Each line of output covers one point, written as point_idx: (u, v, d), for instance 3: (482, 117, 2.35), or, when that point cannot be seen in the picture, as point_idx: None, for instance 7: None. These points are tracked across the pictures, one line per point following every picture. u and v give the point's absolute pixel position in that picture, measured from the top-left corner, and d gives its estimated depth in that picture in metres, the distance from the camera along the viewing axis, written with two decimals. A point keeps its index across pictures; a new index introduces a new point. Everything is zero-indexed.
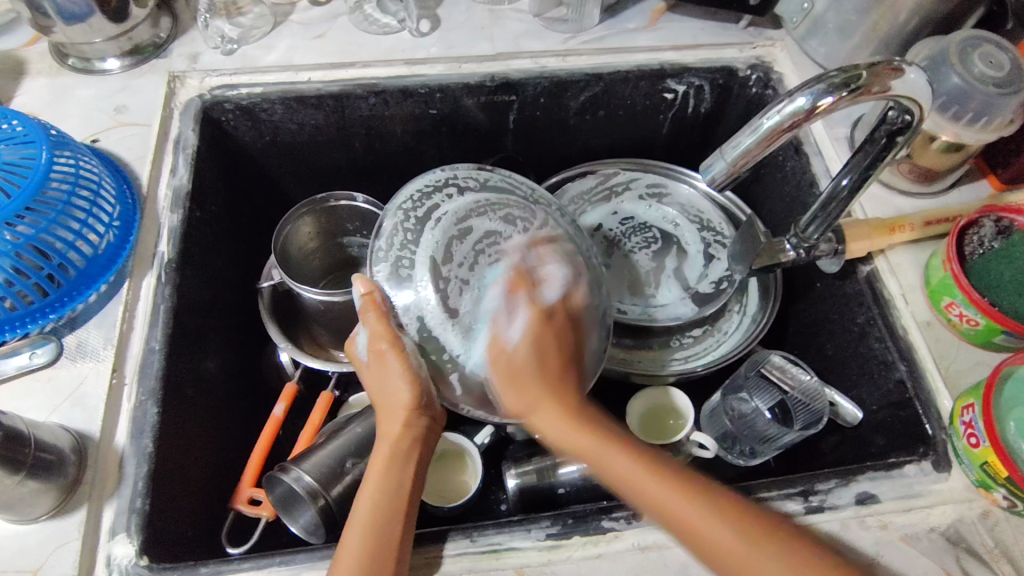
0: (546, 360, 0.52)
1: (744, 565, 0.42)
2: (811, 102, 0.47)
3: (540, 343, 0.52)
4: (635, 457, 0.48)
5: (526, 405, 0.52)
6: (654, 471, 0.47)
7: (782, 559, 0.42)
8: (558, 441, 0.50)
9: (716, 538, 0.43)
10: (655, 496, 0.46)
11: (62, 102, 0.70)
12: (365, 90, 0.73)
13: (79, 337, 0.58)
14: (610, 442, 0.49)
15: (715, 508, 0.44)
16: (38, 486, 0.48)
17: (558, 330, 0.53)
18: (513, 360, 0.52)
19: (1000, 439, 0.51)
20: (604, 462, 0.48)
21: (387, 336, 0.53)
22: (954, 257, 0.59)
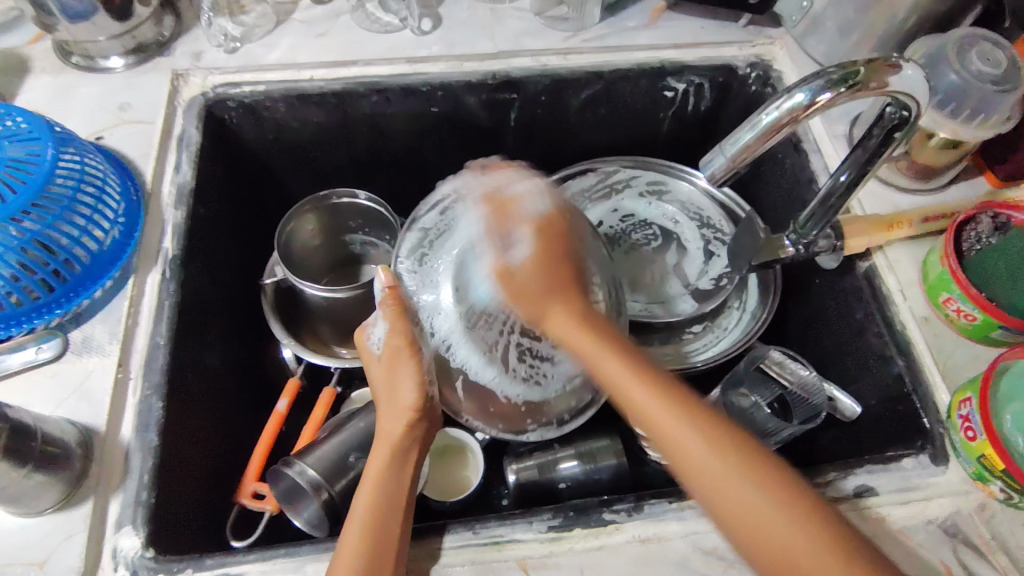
0: (555, 275, 0.54)
1: (710, 475, 0.43)
2: (810, 98, 0.47)
3: (542, 262, 0.54)
4: (632, 360, 0.49)
5: (535, 300, 0.54)
6: (643, 377, 0.48)
7: (748, 478, 0.43)
8: (566, 338, 0.52)
9: (687, 443, 0.45)
10: (642, 402, 0.47)
11: (66, 100, 0.71)
12: (367, 89, 0.73)
13: (83, 332, 0.59)
14: (609, 345, 0.50)
15: (692, 419, 0.45)
16: (45, 478, 0.49)
17: (558, 239, 0.56)
18: (518, 275, 0.54)
19: (996, 433, 0.51)
20: (599, 362, 0.50)
21: (402, 342, 0.56)
22: (952, 252, 0.59)
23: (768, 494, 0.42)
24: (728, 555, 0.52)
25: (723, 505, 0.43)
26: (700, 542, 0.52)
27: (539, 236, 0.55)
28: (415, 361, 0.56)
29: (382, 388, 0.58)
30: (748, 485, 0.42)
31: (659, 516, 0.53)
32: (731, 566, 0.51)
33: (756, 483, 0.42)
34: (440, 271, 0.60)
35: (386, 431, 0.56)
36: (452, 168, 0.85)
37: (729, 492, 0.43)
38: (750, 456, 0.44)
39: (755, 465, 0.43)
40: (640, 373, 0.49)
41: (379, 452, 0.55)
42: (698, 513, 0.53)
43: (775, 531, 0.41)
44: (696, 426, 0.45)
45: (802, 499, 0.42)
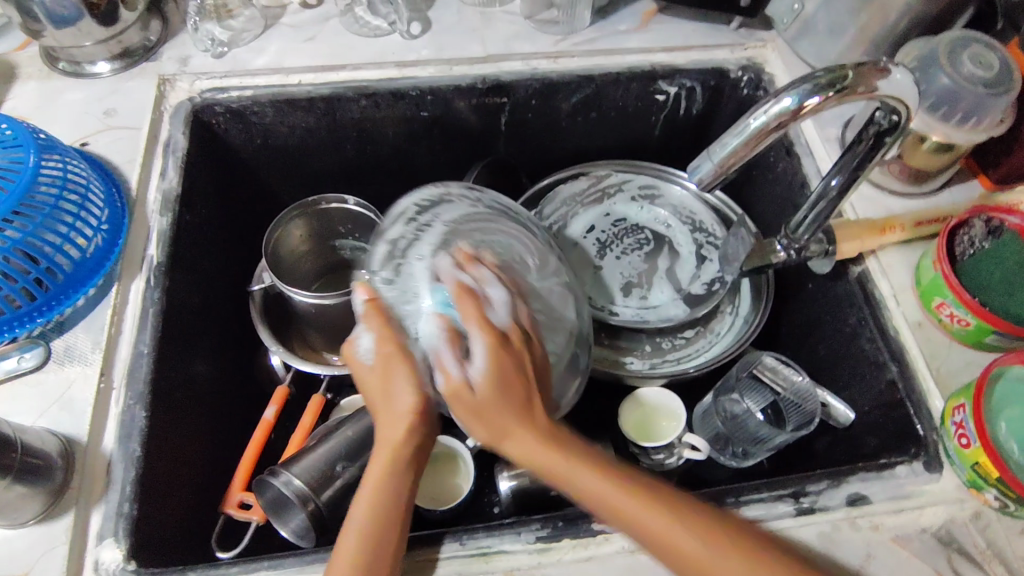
0: (506, 382, 0.49)
1: (720, 575, 0.43)
2: (798, 102, 0.47)
3: (502, 369, 0.49)
4: (600, 463, 0.47)
5: (494, 408, 0.48)
6: (622, 484, 0.46)
7: (753, 565, 0.43)
8: (529, 459, 0.47)
9: (683, 545, 0.44)
10: (629, 513, 0.45)
11: (51, 106, 0.70)
12: (355, 93, 0.73)
13: (66, 341, 0.58)
14: (578, 455, 0.47)
15: (681, 517, 0.45)
16: (25, 490, 0.48)
17: (515, 350, 0.50)
18: (479, 390, 0.48)
19: (990, 440, 0.51)
20: (574, 479, 0.47)
21: (394, 348, 0.52)
22: (944, 257, 0.58)
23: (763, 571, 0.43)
24: None
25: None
26: None
27: (489, 357, 0.49)
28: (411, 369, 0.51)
29: (376, 392, 0.53)
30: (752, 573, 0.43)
31: None
32: None
33: (760, 569, 0.43)
34: (423, 274, 0.54)
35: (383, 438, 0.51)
36: (442, 172, 0.85)
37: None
38: (747, 547, 0.44)
39: (751, 553, 0.44)
40: (610, 480, 0.46)
41: (379, 460, 0.51)
42: None
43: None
44: (683, 521, 0.45)
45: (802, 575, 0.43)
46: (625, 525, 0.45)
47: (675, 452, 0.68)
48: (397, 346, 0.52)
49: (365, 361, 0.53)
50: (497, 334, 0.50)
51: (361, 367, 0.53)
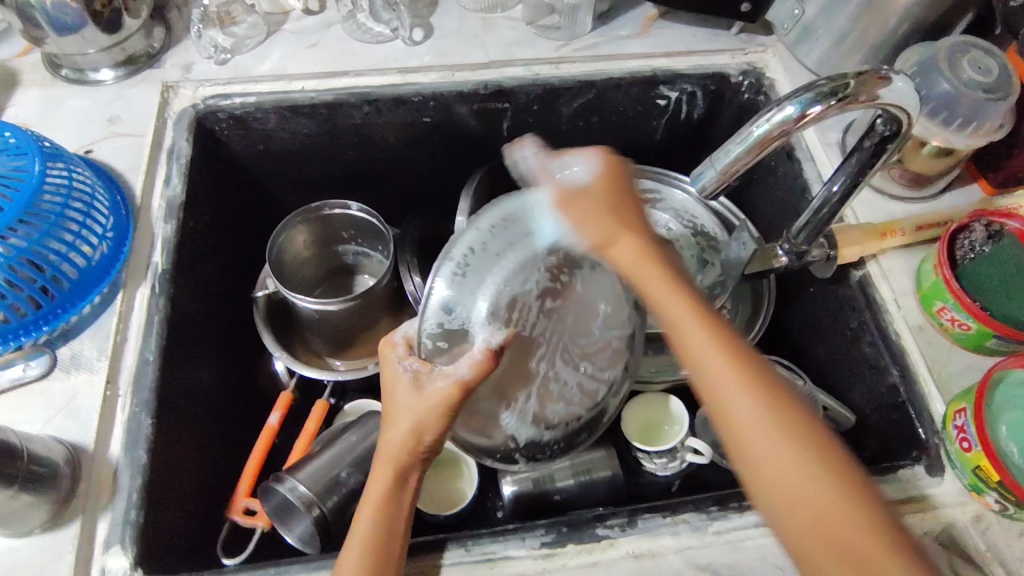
0: (615, 207, 0.49)
1: (762, 440, 0.40)
2: (800, 110, 0.47)
3: (603, 199, 0.49)
4: (693, 301, 0.45)
5: (605, 230, 0.48)
6: (705, 320, 0.44)
7: (804, 452, 0.39)
8: (626, 268, 0.47)
9: (736, 403, 0.41)
10: (693, 348, 0.43)
11: (55, 113, 0.70)
12: (358, 99, 0.73)
13: (72, 349, 0.58)
14: (664, 275, 0.46)
15: (755, 385, 0.41)
16: (33, 498, 0.48)
17: (613, 186, 0.50)
18: (573, 206, 0.49)
19: (990, 443, 0.51)
20: (653, 295, 0.46)
21: (457, 392, 0.49)
22: (945, 261, 0.59)
23: (816, 466, 0.39)
24: (722, 570, 0.51)
25: (769, 478, 0.40)
26: (693, 557, 0.52)
27: (604, 178, 0.50)
28: (447, 416, 0.50)
29: (398, 414, 0.52)
30: (801, 462, 0.39)
31: (652, 531, 0.53)
32: None
33: (813, 456, 0.39)
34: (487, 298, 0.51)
35: (391, 456, 0.52)
36: (445, 177, 0.85)
37: (779, 463, 0.39)
38: (806, 431, 0.40)
39: (819, 442, 0.40)
40: (698, 312, 0.44)
41: (381, 474, 0.52)
42: (692, 527, 0.53)
43: (827, 518, 0.38)
44: (754, 385, 0.41)
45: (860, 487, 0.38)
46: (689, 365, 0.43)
47: (679, 456, 0.69)
48: (459, 393, 0.49)
49: (402, 383, 0.51)
50: (608, 172, 0.51)
51: (398, 385, 0.52)
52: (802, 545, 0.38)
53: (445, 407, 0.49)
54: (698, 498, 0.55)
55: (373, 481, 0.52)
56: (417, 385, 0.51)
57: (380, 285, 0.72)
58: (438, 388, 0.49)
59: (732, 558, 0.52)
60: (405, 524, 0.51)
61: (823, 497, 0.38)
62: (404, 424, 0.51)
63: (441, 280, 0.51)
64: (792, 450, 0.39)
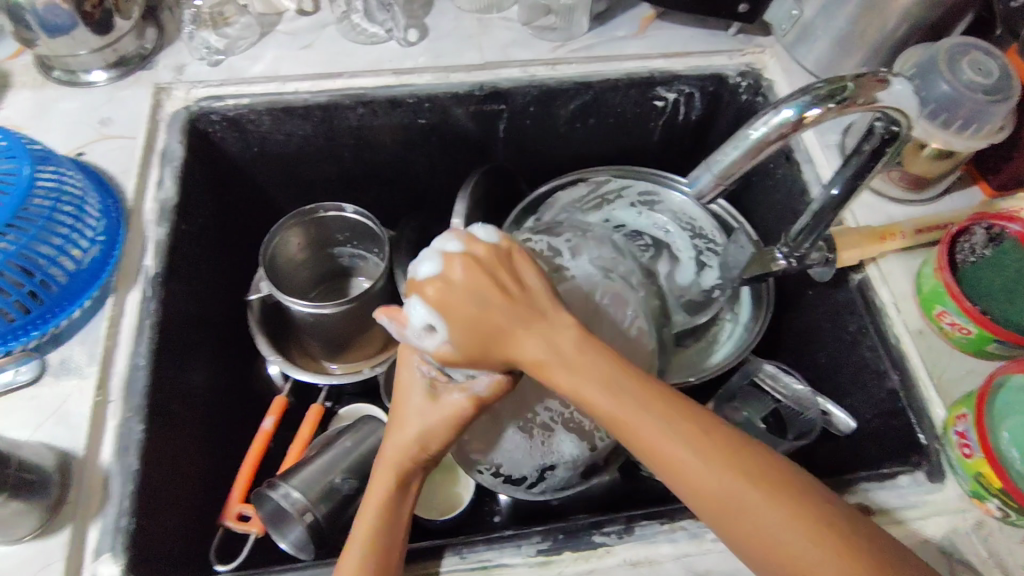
0: (473, 307, 0.43)
1: (733, 512, 0.39)
2: (799, 113, 0.46)
3: (473, 294, 0.43)
4: (614, 380, 0.42)
5: (489, 328, 0.43)
6: (641, 392, 0.42)
7: (777, 516, 0.38)
8: (536, 363, 0.43)
9: (699, 485, 0.39)
10: (648, 443, 0.41)
11: (46, 115, 0.70)
12: (353, 101, 0.72)
13: (62, 354, 0.57)
14: (586, 358, 0.43)
15: (711, 461, 0.39)
16: (21, 507, 0.47)
17: (484, 272, 0.44)
18: (456, 329, 0.43)
19: (992, 449, 0.51)
20: (581, 390, 0.42)
21: (473, 407, 0.48)
22: (946, 265, 0.58)
23: (789, 528, 0.38)
24: None
25: (763, 559, 0.39)
26: (691, 564, 0.51)
27: (460, 265, 0.44)
28: (459, 428, 0.49)
29: (406, 419, 0.50)
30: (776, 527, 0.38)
31: (650, 539, 0.52)
32: None
33: (779, 510, 0.38)
34: None
35: (394, 459, 0.50)
36: (441, 179, 0.84)
37: (752, 535, 0.38)
38: (768, 498, 0.38)
39: (781, 498, 0.38)
40: (632, 392, 0.42)
41: (382, 480, 0.50)
42: (690, 535, 0.52)
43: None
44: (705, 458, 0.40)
45: (824, 533, 0.37)
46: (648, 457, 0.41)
47: None
48: (474, 409, 0.48)
49: (416, 389, 0.50)
50: (483, 252, 0.45)
51: (415, 387, 0.51)
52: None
53: (457, 421, 0.48)
54: None
55: (372, 488, 0.50)
56: (432, 394, 0.49)
57: (375, 289, 0.71)
58: (454, 401, 0.48)
59: (730, 566, 0.51)
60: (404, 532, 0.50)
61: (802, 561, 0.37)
62: (412, 430, 0.49)
63: (467, 298, 0.45)
64: (763, 516, 0.38)
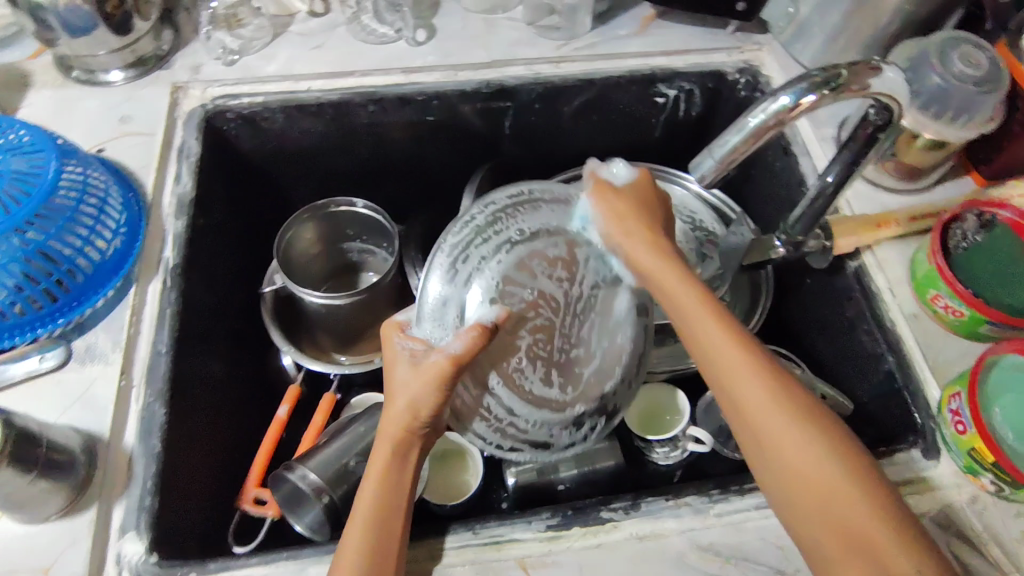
0: (638, 211, 0.56)
1: (764, 408, 0.46)
2: (794, 100, 0.49)
3: (624, 204, 0.56)
4: (704, 297, 0.51)
5: (624, 231, 0.55)
6: (720, 320, 0.50)
7: (811, 435, 0.45)
8: (645, 270, 0.54)
9: (746, 385, 0.47)
10: (720, 349, 0.49)
11: (67, 113, 0.72)
12: (364, 99, 0.75)
13: (86, 341, 0.59)
14: (692, 286, 0.52)
15: (762, 372, 0.47)
16: (50, 485, 0.49)
17: (649, 199, 0.58)
18: (602, 212, 0.56)
19: (985, 425, 0.52)
20: (678, 303, 0.52)
21: (450, 365, 0.48)
22: (938, 250, 0.60)
23: (818, 444, 0.44)
24: (724, 551, 0.52)
25: (779, 460, 0.45)
26: (696, 538, 0.53)
27: (634, 185, 0.58)
28: (443, 391, 0.49)
29: (394, 393, 0.52)
30: (803, 433, 0.45)
31: (656, 514, 0.54)
32: (727, 561, 0.52)
33: (807, 431, 0.45)
34: (479, 286, 0.53)
35: (390, 434, 0.52)
36: (448, 175, 0.87)
37: (777, 428, 0.46)
38: (803, 411, 0.46)
39: (820, 427, 0.45)
40: (721, 318, 0.50)
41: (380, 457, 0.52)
42: (694, 510, 0.54)
43: (817, 480, 0.43)
44: (768, 380, 0.47)
45: (847, 450, 0.44)
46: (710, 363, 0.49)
47: (679, 445, 0.71)
48: (452, 369, 0.48)
49: (400, 362, 0.52)
50: (635, 186, 0.58)
51: (399, 362, 0.52)
52: (800, 513, 0.44)
53: (438, 385, 0.49)
54: (700, 483, 0.56)
55: (370, 470, 0.52)
56: (415, 364, 0.51)
57: (386, 280, 0.73)
58: (433, 364, 0.49)
59: (734, 539, 0.53)
60: (408, 495, 0.52)
61: (819, 472, 0.44)
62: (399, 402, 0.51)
63: (436, 274, 0.53)
64: (796, 429, 0.45)
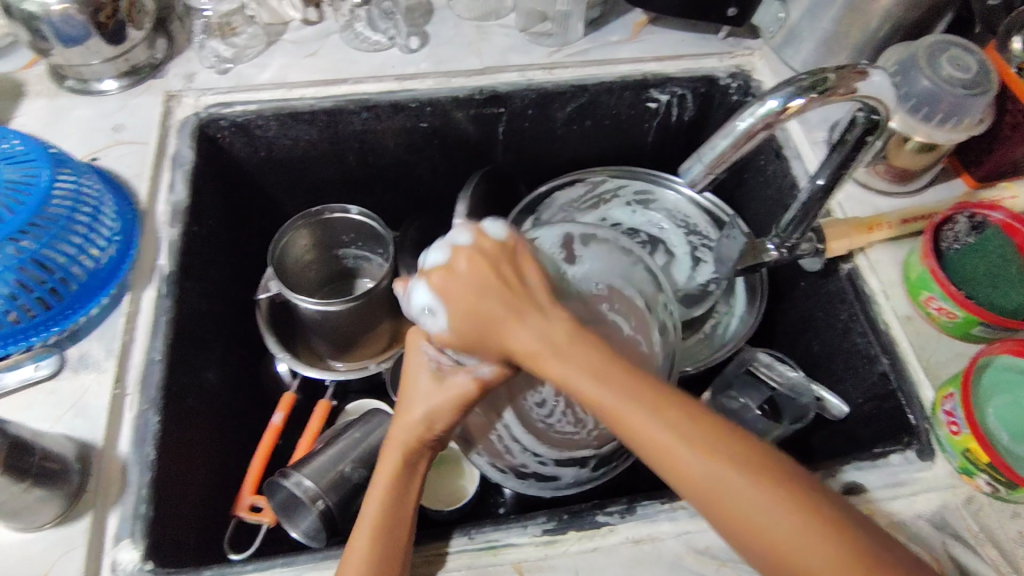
0: (484, 285, 0.45)
1: (722, 497, 0.37)
2: (783, 104, 0.49)
3: (475, 277, 0.45)
4: (603, 374, 0.41)
5: (487, 321, 0.44)
6: (626, 396, 0.40)
7: (774, 502, 0.36)
8: (530, 353, 0.43)
9: (693, 475, 0.37)
10: (643, 428, 0.39)
11: (61, 123, 0.72)
12: (357, 106, 0.75)
13: (81, 349, 0.59)
14: (577, 357, 0.42)
15: (703, 448, 0.38)
16: (44, 494, 0.49)
17: (494, 253, 0.47)
18: (452, 299, 0.45)
19: (979, 425, 0.53)
20: (574, 384, 0.41)
21: (477, 388, 0.49)
22: (931, 252, 0.60)
23: (785, 514, 0.36)
24: (720, 554, 0.52)
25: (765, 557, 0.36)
26: (692, 541, 0.53)
27: (466, 259, 0.46)
28: (465, 411, 0.50)
29: (412, 402, 0.51)
30: (766, 505, 0.36)
31: (651, 518, 0.54)
32: (723, 564, 0.52)
33: (766, 502, 0.36)
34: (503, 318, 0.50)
35: (402, 441, 0.52)
36: (442, 181, 0.87)
37: (742, 523, 0.36)
38: (772, 487, 0.36)
39: (774, 489, 0.36)
40: (622, 388, 0.40)
41: (389, 462, 0.52)
42: (690, 513, 0.54)
43: (811, 574, 0.35)
44: (701, 449, 0.38)
45: (826, 521, 0.35)
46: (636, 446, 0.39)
47: None
48: (478, 391, 0.49)
49: (422, 372, 0.51)
50: (489, 245, 0.47)
51: (423, 371, 0.51)
52: None
53: (461, 402, 0.50)
54: None
55: (377, 476, 0.52)
56: (437, 376, 0.51)
57: (381, 286, 0.73)
58: (459, 382, 0.49)
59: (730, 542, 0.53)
60: (413, 503, 0.52)
61: (798, 546, 0.35)
62: (417, 412, 0.51)
63: None
64: (756, 503, 0.36)
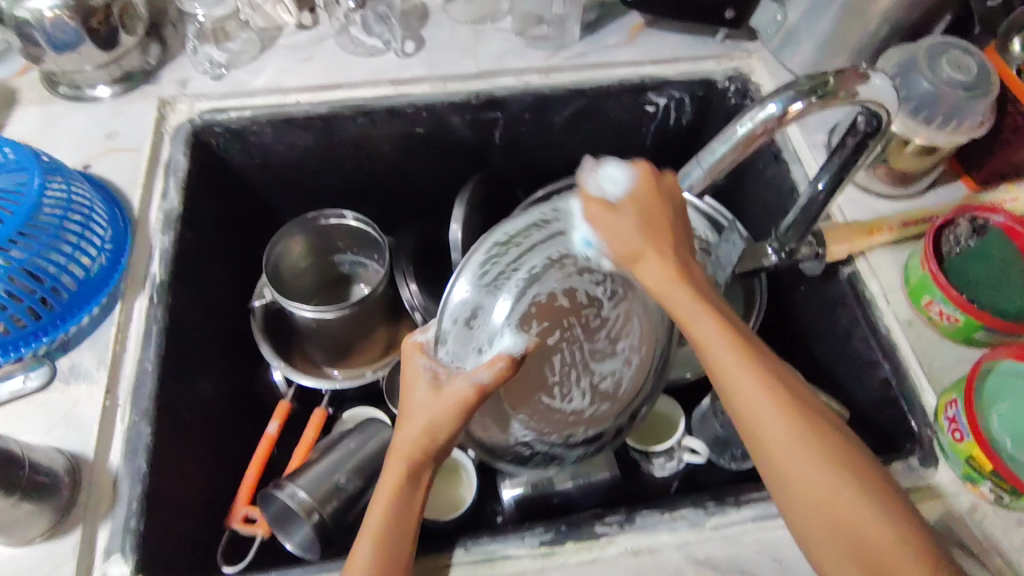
0: (650, 225, 0.50)
1: (788, 454, 0.45)
2: (782, 108, 0.48)
3: (647, 209, 0.50)
4: (719, 314, 0.48)
5: (635, 249, 0.49)
6: (741, 351, 0.47)
7: (830, 464, 0.44)
8: (655, 290, 0.49)
9: (767, 425, 0.45)
10: (740, 377, 0.46)
11: (54, 130, 0.71)
12: (353, 111, 0.74)
13: (71, 360, 0.58)
14: (708, 307, 0.48)
15: (787, 406, 0.45)
16: (33, 508, 0.48)
17: (662, 190, 0.51)
18: (612, 235, 0.49)
19: (982, 432, 0.52)
20: (692, 323, 0.48)
21: (474, 394, 0.46)
22: (932, 256, 0.60)
23: (833, 471, 0.44)
24: (721, 564, 0.52)
25: (794, 482, 0.44)
26: (692, 552, 0.52)
27: (642, 190, 0.50)
28: (464, 419, 0.48)
29: (411, 414, 0.49)
30: (822, 464, 0.44)
31: (652, 527, 0.53)
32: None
33: (822, 462, 0.44)
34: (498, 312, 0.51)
35: (403, 454, 0.50)
36: (440, 186, 0.87)
37: (800, 470, 0.44)
38: (829, 438, 0.45)
39: (833, 457, 0.44)
40: (739, 344, 0.47)
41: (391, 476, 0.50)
42: (690, 523, 0.53)
43: (829, 508, 0.43)
44: (780, 407, 0.45)
45: (869, 483, 0.44)
46: (727, 391, 0.47)
47: (675, 455, 0.71)
48: (477, 398, 0.46)
49: (420, 382, 0.49)
50: (648, 185, 0.51)
51: (421, 383, 0.49)
52: (815, 533, 0.44)
53: (462, 412, 0.47)
54: (695, 494, 0.55)
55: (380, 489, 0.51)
56: (436, 386, 0.48)
57: (376, 293, 0.73)
58: (457, 390, 0.47)
59: (730, 552, 0.52)
60: (416, 521, 0.50)
61: (839, 498, 0.43)
62: (416, 424, 0.49)
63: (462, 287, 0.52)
64: (817, 458, 0.44)
